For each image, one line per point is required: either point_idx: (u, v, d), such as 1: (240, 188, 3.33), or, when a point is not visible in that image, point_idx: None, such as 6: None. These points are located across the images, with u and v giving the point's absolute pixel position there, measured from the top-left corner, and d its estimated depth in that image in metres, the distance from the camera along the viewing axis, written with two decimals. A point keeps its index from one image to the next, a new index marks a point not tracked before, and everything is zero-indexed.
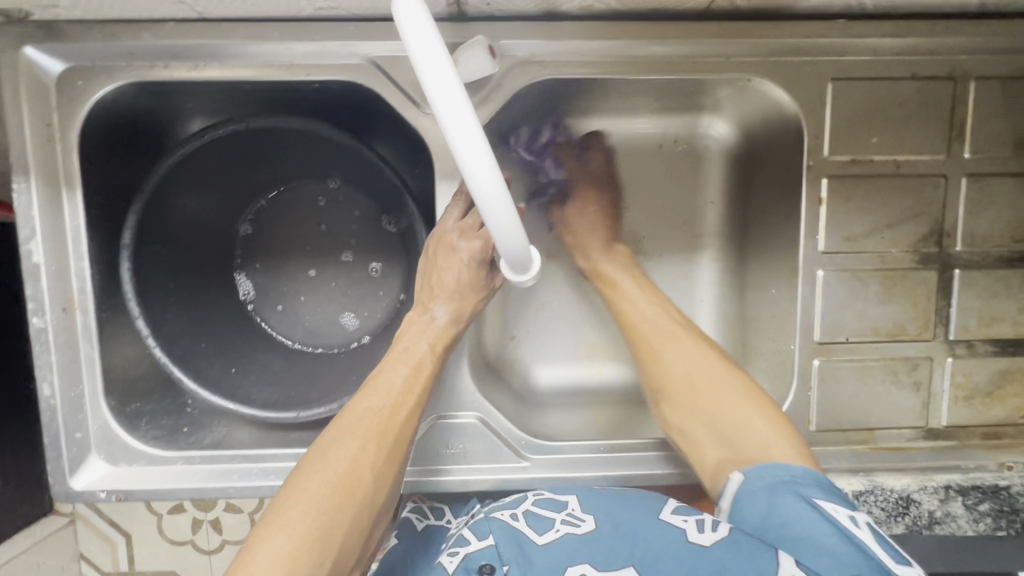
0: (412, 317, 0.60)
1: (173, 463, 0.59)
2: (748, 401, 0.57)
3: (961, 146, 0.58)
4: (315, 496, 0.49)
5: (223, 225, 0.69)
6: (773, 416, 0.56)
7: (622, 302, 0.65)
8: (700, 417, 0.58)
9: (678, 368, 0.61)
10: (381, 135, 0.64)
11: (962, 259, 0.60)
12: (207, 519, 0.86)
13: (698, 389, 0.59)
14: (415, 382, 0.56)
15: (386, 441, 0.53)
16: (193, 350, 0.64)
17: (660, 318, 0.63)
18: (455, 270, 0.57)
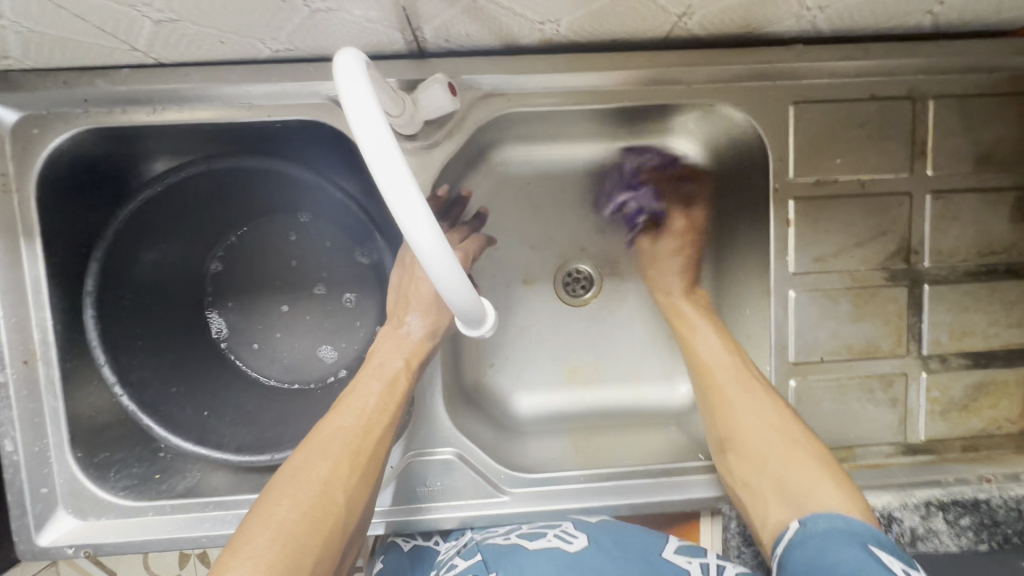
0: (386, 332, 0.60)
1: (143, 514, 0.58)
2: (813, 464, 0.53)
3: (924, 164, 0.59)
4: (283, 521, 0.46)
5: (191, 264, 0.68)
6: (839, 478, 0.51)
7: (694, 349, 0.63)
8: (772, 469, 0.54)
9: (745, 419, 0.57)
10: (348, 171, 0.64)
11: (931, 275, 0.60)
12: (195, 553, 0.84)
13: (779, 442, 0.55)
14: (389, 400, 0.55)
15: (359, 461, 0.52)
16: (164, 396, 0.63)
17: (742, 368, 0.60)
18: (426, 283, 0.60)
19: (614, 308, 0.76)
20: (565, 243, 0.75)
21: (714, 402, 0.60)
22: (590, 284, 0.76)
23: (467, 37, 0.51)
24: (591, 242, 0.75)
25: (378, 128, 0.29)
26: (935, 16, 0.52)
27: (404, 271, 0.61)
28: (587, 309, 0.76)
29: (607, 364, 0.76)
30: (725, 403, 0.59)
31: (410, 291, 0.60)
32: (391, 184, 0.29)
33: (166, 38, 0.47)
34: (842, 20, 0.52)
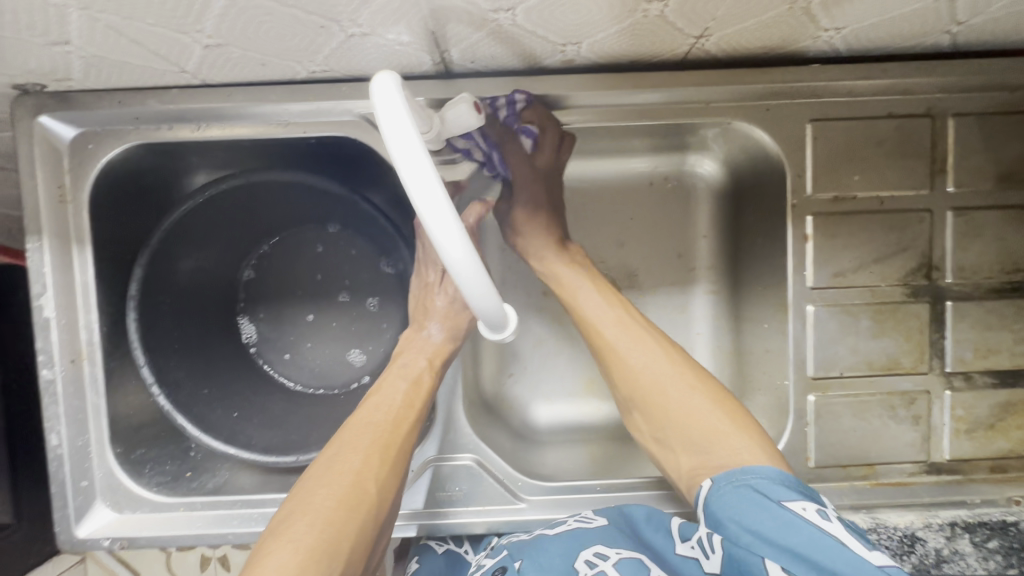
0: (408, 337, 0.64)
1: (174, 509, 0.60)
2: (709, 400, 0.55)
3: (944, 180, 0.59)
4: (320, 509, 0.48)
5: (225, 272, 0.72)
6: (744, 420, 0.54)
7: (582, 311, 0.62)
8: (682, 416, 0.55)
9: (646, 366, 0.58)
10: (376, 185, 0.67)
11: (954, 292, 0.60)
12: (216, 556, 0.92)
13: (676, 384, 0.56)
14: (414, 397, 0.58)
15: (388, 453, 0.54)
16: (196, 397, 0.66)
17: (627, 319, 0.61)
18: (442, 293, 0.64)
19: None
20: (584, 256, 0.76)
21: (607, 351, 0.60)
22: None
23: (492, 58, 0.54)
24: (609, 256, 0.76)
25: (417, 154, 0.32)
26: (954, 35, 0.53)
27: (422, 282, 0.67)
28: None
29: None
30: (622, 349, 0.59)
31: (426, 298, 0.65)
32: (430, 209, 0.33)
33: (213, 61, 0.50)
34: (858, 40, 0.53)
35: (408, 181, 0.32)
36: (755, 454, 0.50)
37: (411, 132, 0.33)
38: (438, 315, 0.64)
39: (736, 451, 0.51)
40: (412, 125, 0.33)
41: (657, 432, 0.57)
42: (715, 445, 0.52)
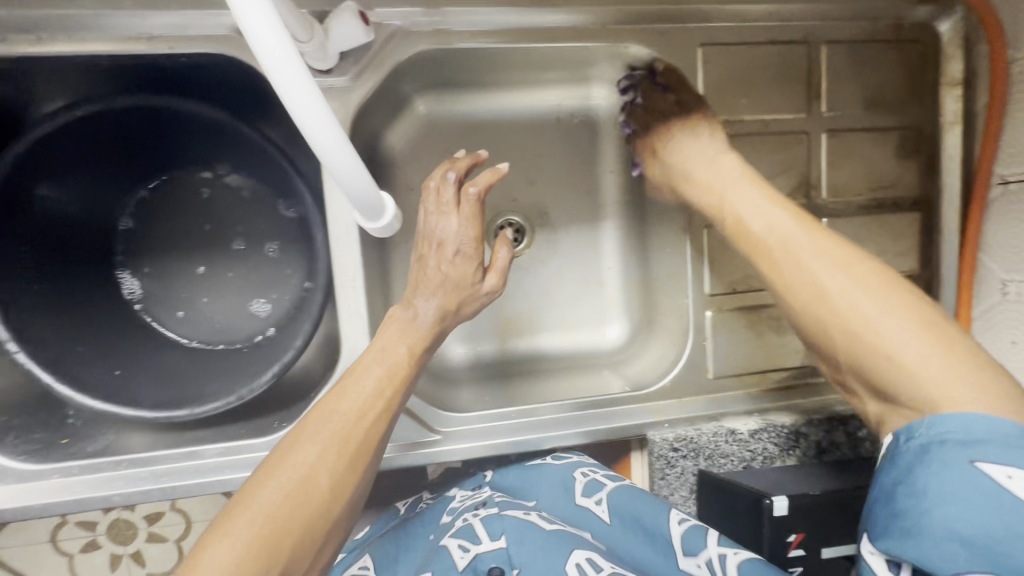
0: (394, 315, 0.56)
1: (47, 476, 0.54)
2: (879, 301, 0.46)
3: (819, 105, 0.63)
4: (264, 503, 0.43)
5: (97, 218, 0.64)
6: (932, 325, 0.44)
7: (812, 280, 0.49)
8: (922, 385, 0.42)
9: (842, 290, 0.47)
10: (265, 117, 0.63)
11: (830, 209, 0.65)
12: (127, 553, 0.86)
13: (912, 341, 0.43)
14: (388, 386, 0.52)
15: (348, 447, 0.48)
16: (68, 354, 0.59)
17: (855, 266, 0.48)
18: (437, 262, 0.56)
19: (547, 257, 0.77)
20: (495, 195, 0.76)
21: (841, 324, 0.47)
22: (522, 235, 0.76)
23: None
24: (521, 194, 0.76)
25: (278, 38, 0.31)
26: None
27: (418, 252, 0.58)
28: (520, 260, 0.77)
29: (541, 313, 0.77)
30: (783, 282, 0.51)
31: (421, 276, 0.57)
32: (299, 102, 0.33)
33: None
34: None
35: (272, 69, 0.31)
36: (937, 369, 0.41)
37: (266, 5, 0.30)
38: (439, 292, 0.56)
39: (926, 371, 0.42)
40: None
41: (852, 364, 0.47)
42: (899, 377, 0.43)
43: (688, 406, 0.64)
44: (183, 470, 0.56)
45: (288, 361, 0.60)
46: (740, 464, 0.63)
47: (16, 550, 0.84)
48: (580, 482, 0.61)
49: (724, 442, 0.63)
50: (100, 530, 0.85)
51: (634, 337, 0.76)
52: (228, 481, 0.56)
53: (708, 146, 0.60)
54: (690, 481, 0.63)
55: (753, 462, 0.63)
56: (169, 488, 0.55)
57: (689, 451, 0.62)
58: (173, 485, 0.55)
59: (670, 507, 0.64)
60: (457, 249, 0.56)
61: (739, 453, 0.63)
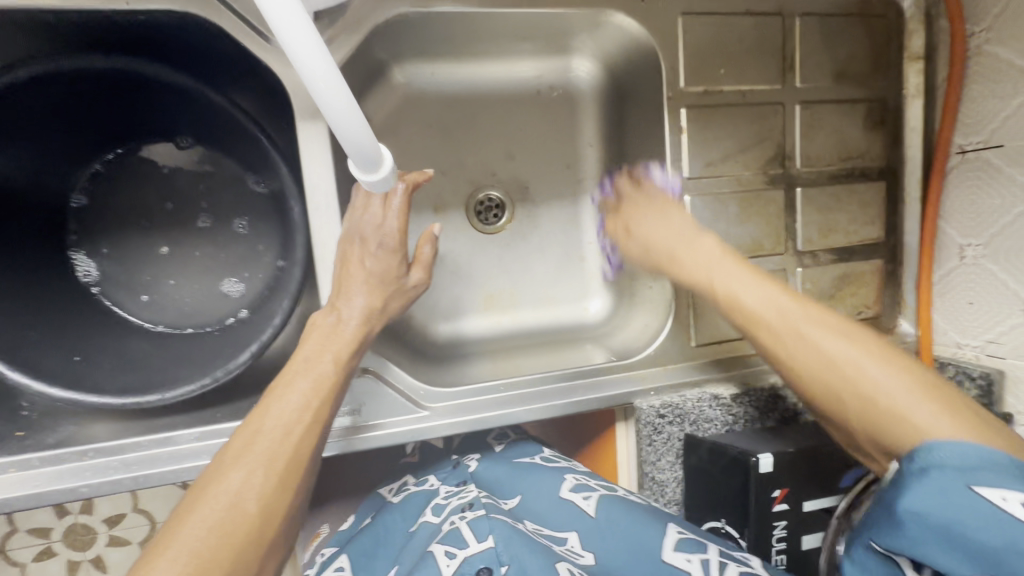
0: (318, 322, 0.54)
1: (4, 471, 0.50)
2: (905, 380, 0.43)
3: (793, 76, 0.65)
4: (187, 539, 0.40)
5: (47, 194, 0.59)
6: (952, 407, 0.41)
7: (784, 360, 0.49)
8: (863, 396, 0.43)
9: (853, 372, 0.45)
10: (232, 84, 0.59)
11: (803, 178, 0.67)
12: (86, 559, 0.82)
13: (873, 370, 0.44)
14: (315, 397, 0.49)
15: (277, 466, 0.45)
16: (19, 340, 0.54)
17: (823, 315, 0.48)
18: (359, 259, 0.55)
19: (527, 233, 0.76)
20: (474, 169, 0.74)
21: (786, 349, 0.49)
22: (502, 210, 0.76)
23: None
24: (500, 168, 0.75)
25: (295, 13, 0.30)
26: None
27: (341, 253, 0.56)
28: (501, 236, 0.76)
29: (522, 289, 0.77)
30: (786, 356, 0.49)
31: (344, 277, 0.55)
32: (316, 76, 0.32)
33: None
34: None
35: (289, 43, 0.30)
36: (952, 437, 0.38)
37: None
38: (364, 290, 0.55)
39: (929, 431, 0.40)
40: None
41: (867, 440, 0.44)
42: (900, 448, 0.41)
43: (671, 373, 0.65)
44: (157, 457, 0.53)
45: (266, 339, 0.57)
46: (723, 427, 0.65)
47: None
48: (567, 487, 0.61)
49: (707, 408, 0.64)
50: (55, 536, 0.81)
51: (615, 310, 0.77)
52: (205, 467, 0.53)
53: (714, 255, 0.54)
54: (676, 446, 0.64)
55: (734, 425, 0.65)
56: (141, 476, 0.52)
57: (675, 417, 0.64)
58: (145, 473, 0.52)
59: (657, 472, 0.65)
60: (379, 245, 0.55)
61: (722, 417, 0.65)
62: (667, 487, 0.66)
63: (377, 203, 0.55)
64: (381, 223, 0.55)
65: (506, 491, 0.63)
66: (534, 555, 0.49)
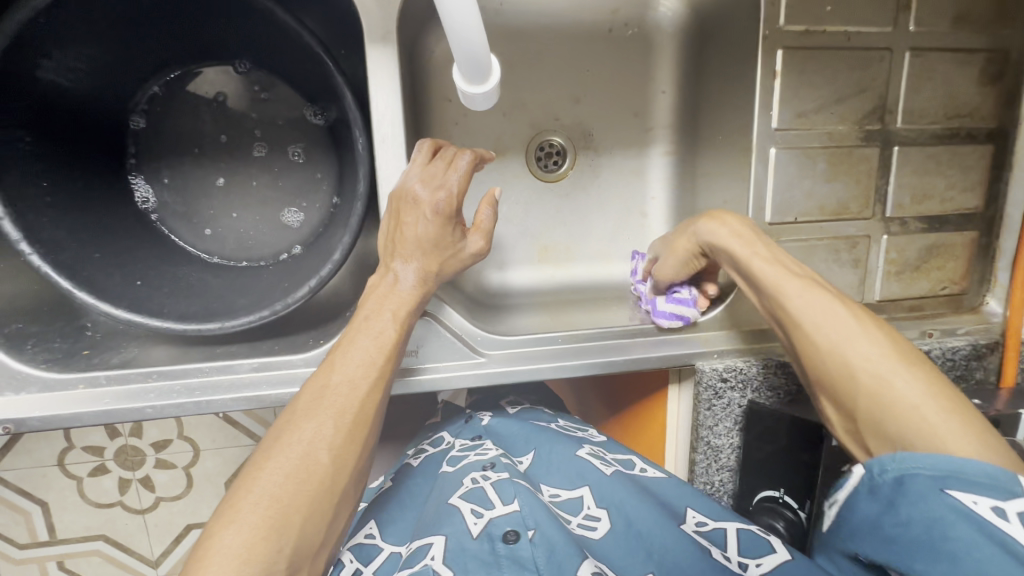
0: (377, 284, 0.54)
1: (73, 386, 0.51)
2: (892, 360, 0.46)
3: (907, 18, 0.58)
4: (267, 485, 0.42)
5: (107, 113, 0.58)
6: (935, 390, 0.44)
7: (807, 329, 0.49)
8: (883, 395, 0.44)
9: (836, 345, 0.48)
10: (296, 3, 0.56)
11: (902, 136, 0.61)
12: (136, 478, 0.85)
13: (895, 369, 0.45)
14: (379, 354, 0.50)
15: (345, 419, 0.46)
16: (85, 260, 0.54)
17: (854, 315, 0.49)
18: (414, 220, 0.53)
19: (587, 184, 0.72)
20: (538, 112, 0.70)
21: (805, 335, 0.49)
22: (563, 156, 0.71)
23: None
24: (565, 112, 0.70)
25: None
26: None
27: (392, 209, 0.54)
28: (561, 185, 0.72)
29: (579, 243, 0.73)
30: (810, 328, 0.49)
31: (397, 236, 0.53)
32: None
33: None
34: None
35: None
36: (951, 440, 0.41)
37: None
38: (418, 254, 0.53)
39: (916, 412, 0.43)
40: None
41: (849, 419, 0.47)
42: (893, 420, 0.44)
43: (737, 336, 0.61)
44: (218, 384, 0.53)
45: (325, 275, 0.55)
46: (787, 397, 0.62)
47: (23, 473, 0.82)
48: (586, 450, 0.59)
49: (774, 376, 0.61)
50: (109, 455, 0.84)
51: None
52: (265, 396, 0.53)
53: (742, 230, 0.55)
54: (737, 412, 0.62)
55: (799, 396, 0.62)
56: (204, 401, 0.52)
57: (738, 382, 0.61)
58: (207, 399, 0.52)
59: (713, 437, 0.63)
60: (435, 208, 0.52)
61: (787, 386, 0.62)
62: (721, 453, 0.64)
63: (441, 164, 0.54)
64: (440, 184, 0.53)
65: (518, 449, 0.62)
66: (561, 533, 0.47)
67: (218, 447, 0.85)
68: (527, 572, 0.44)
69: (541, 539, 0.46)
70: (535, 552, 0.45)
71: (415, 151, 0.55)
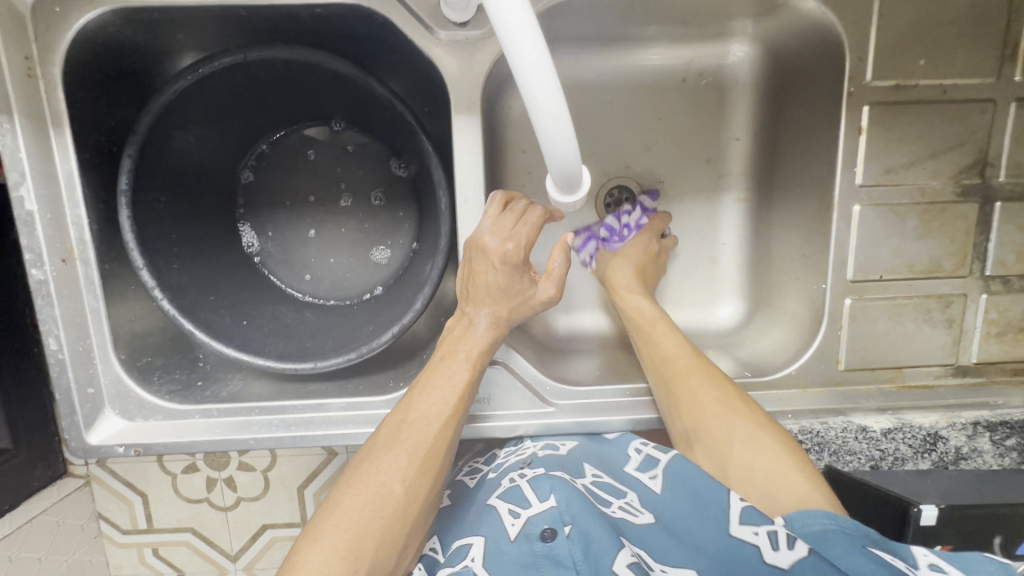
0: (453, 326, 0.57)
1: (190, 416, 0.58)
2: (728, 405, 0.55)
3: (1013, 68, 0.54)
4: (348, 510, 0.46)
5: (223, 170, 0.66)
6: (780, 438, 0.53)
7: (661, 354, 0.59)
8: (735, 448, 0.53)
9: (690, 394, 0.56)
10: (390, 71, 0.62)
11: (1005, 191, 0.57)
12: (221, 478, 0.85)
13: (729, 413, 0.54)
14: (452, 393, 0.52)
15: (419, 453, 0.50)
16: (202, 303, 0.61)
17: (700, 358, 0.58)
18: (484, 268, 0.54)
19: None
20: (609, 161, 0.71)
21: (663, 369, 0.58)
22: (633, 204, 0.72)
23: None
24: (636, 161, 0.71)
25: (535, 51, 0.35)
26: None
27: (465, 258, 0.56)
28: None
29: None
30: (661, 355, 0.59)
31: (470, 283, 0.56)
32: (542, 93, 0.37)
33: None
34: None
35: (527, 75, 0.36)
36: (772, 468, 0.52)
37: (525, 24, 0.35)
38: (489, 299, 0.55)
39: (784, 473, 0.51)
40: (528, 18, 0.35)
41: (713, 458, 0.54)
42: (752, 465, 0.52)
43: (813, 396, 0.60)
44: (311, 420, 0.58)
45: (406, 322, 0.59)
46: (867, 462, 0.60)
47: (128, 466, 0.83)
48: (632, 450, 0.58)
49: (854, 439, 0.59)
50: (199, 454, 0.84)
51: (748, 319, 0.71)
52: (352, 435, 0.58)
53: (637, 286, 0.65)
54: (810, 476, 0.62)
55: (882, 462, 0.60)
56: (298, 436, 0.58)
57: (815, 445, 0.60)
58: (302, 434, 0.58)
59: None
60: (503, 258, 0.53)
61: (868, 452, 0.60)
62: None
63: (511, 217, 0.55)
64: (510, 235, 0.54)
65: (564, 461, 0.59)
66: (598, 524, 0.46)
67: (294, 453, 0.84)
68: (564, 570, 0.45)
69: (578, 534, 0.46)
70: (573, 548, 0.45)
71: (484, 202, 0.57)
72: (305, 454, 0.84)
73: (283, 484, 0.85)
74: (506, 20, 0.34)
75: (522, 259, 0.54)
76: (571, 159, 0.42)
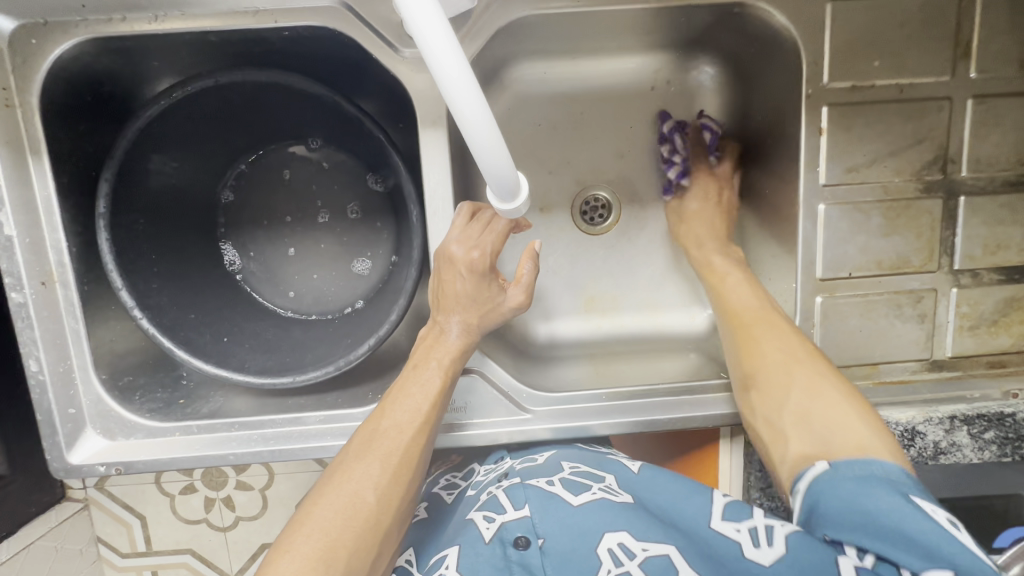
0: (426, 335, 0.58)
1: (170, 434, 0.59)
2: (803, 355, 0.53)
3: (967, 66, 0.55)
4: (319, 520, 0.46)
5: (204, 191, 0.67)
6: (858, 402, 0.50)
7: (727, 300, 0.60)
8: (796, 401, 0.51)
9: (753, 339, 0.56)
10: (361, 90, 0.63)
11: (967, 185, 0.58)
12: (219, 498, 0.85)
13: (801, 372, 0.52)
14: (425, 401, 0.53)
15: (391, 462, 0.50)
16: (183, 321, 0.62)
17: (774, 310, 0.58)
18: (451, 277, 0.55)
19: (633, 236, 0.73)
20: (583, 170, 0.72)
21: (736, 323, 0.58)
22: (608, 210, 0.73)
23: None
24: (609, 168, 0.72)
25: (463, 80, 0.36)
26: None
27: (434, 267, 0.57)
28: (605, 238, 0.74)
29: (626, 294, 0.74)
30: (728, 303, 0.60)
31: (439, 292, 0.57)
32: (473, 120, 0.38)
33: None
34: None
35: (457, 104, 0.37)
36: (780, 355, 0.54)
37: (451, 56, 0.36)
38: (458, 307, 0.56)
39: (844, 426, 0.48)
40: (455, 49, 0.36)
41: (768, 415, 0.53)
42: (809, 418, 0.50)
43: None
44: (291, 433, 0.59)
45: (383, 334, 0.60)
46: None
47: (125, 488, 0.84)
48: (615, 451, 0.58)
49: None
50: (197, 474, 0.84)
51: None
52: (330, 447, 0.58)
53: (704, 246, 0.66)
54: None
55: None
56: (277, 450, 0.58)
57: None
58: (280, 448, 0.58)
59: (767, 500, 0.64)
60: (469, 266, 0.54)
61: None
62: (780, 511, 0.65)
63: (478, 226, 0.56)
64: (476, 243, 0.55)
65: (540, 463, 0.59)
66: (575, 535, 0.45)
67: (291, 471, 0.84)
68: None
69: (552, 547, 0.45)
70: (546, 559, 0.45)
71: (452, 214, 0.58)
72: (301, 472, 0.84)
73: (280, 502, 0.85)
74: (433, 52, 0.35)
75: (488, 264, 0.55)
76: (508, 175, 0.43)
